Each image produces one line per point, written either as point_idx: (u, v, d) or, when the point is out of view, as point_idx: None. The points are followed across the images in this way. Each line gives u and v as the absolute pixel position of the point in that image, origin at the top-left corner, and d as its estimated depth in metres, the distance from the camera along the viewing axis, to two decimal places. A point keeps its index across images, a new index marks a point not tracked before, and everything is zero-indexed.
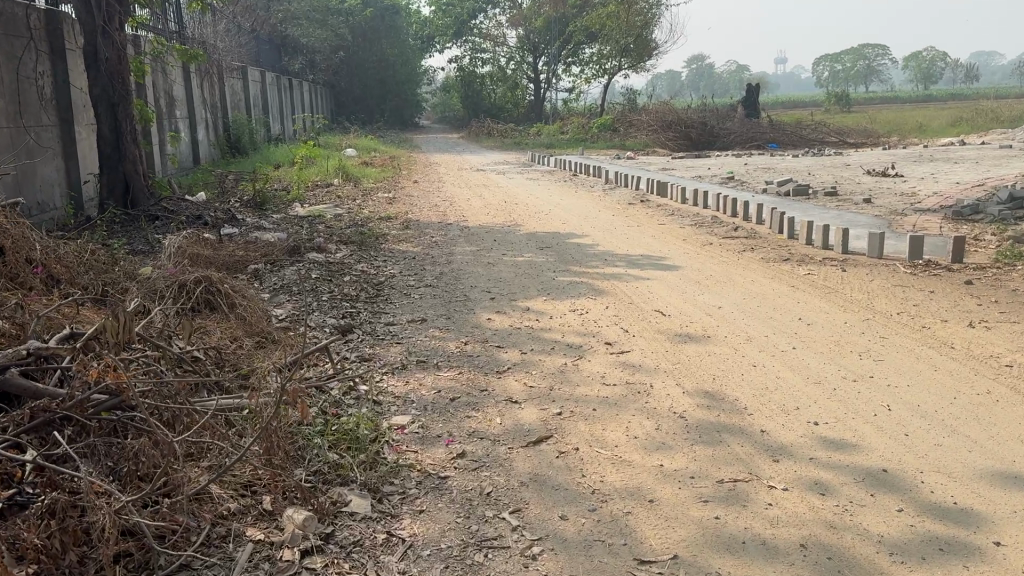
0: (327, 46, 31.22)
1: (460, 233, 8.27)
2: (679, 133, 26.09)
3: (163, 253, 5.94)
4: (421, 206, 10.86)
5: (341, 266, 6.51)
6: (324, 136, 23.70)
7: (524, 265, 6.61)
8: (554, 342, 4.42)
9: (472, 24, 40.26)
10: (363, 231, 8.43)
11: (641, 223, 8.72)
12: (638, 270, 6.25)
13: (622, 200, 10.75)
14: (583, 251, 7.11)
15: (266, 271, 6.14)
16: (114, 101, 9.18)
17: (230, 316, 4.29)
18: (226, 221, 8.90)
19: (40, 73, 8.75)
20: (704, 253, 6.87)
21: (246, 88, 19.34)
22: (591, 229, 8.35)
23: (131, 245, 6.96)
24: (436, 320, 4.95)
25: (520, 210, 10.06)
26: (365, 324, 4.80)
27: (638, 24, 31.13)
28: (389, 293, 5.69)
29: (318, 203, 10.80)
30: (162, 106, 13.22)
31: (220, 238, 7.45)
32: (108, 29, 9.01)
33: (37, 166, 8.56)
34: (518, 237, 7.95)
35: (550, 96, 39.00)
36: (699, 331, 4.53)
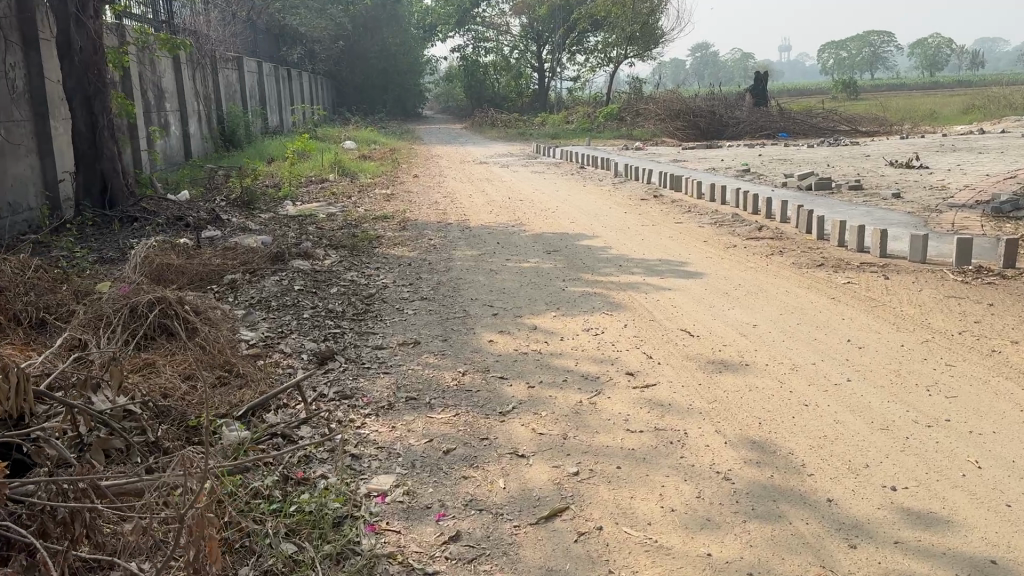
0: (327, 36, 30.54)
1: (461, 235, 7.67)
2: (688, 122, 25.38)
3: (127, 265, 5.37)
4: (420, 203, 10.24)
5: (328, 275, 5.90)
6: (323, 128, 23.08)
7: (529, 273, 5.99)
8: (567, 373, 3.79)
9: (474, 12, 39.43)
10: (355, 233, 7.81)
11: (655, 222, 8.08)
12: (657, 279, 5.61)
13: (633, 196, 10.11)
14: (595, 255, 6.48)
15: (243, 283, 5.55)
16: (89, 93, 8.56)
17: (189, 344, 3.70)
18: (209, 222, 8.32)
19: (11, 64, 8.14)
20: (727, 258, 6.24)
21: (240, 79, 18.68)
22: (602, 229, 7.73)
23: (100, 253, 6.37)
24: (430, 342, 4.34)
25: (525, 207, 9.44)
26: (348, 349, 4.20)
27: (645, 10, 30.37)
28: (379, 308, 5.08)
29: (311, 201, 10.19)
30: (149, 99, 12.62)
31: (198, 243, 6.85)
32: (81, 18, 8.38)
33: (8, 165, 7.96)
34: (523, 239, 7.34)
35: (554, 85, 38.29)
36: (734, 358, 3.90)
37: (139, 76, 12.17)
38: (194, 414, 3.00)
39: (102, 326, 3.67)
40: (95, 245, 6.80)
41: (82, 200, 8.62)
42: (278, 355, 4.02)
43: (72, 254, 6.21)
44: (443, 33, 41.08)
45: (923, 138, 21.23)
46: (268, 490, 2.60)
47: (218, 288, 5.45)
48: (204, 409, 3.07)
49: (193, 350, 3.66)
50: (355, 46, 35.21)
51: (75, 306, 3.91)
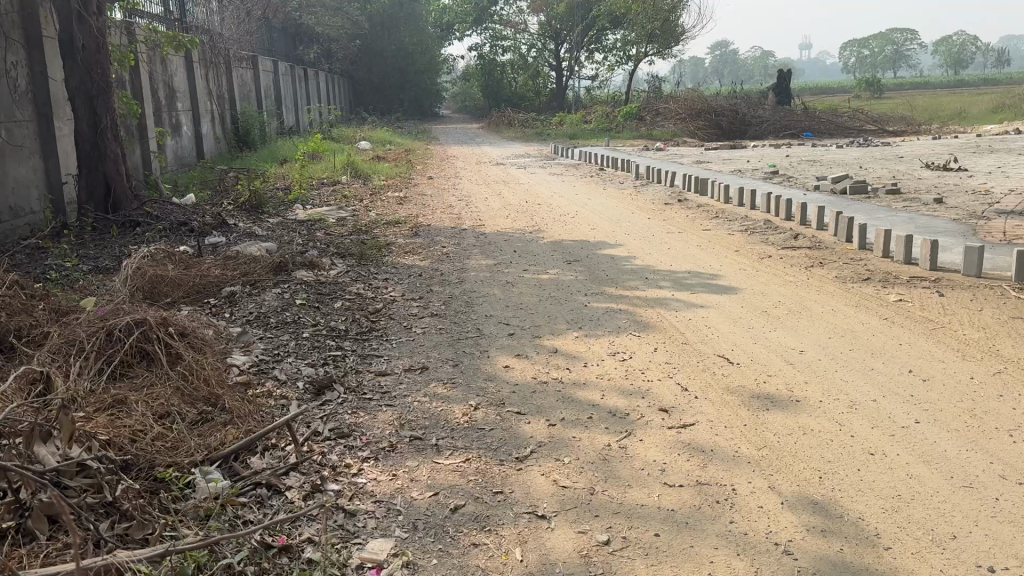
0: (344, 35, 30.28)
1: (476, 242, 7.27)
2: (709, 122, 24.84)
3: (117, 278, 4.98)
4: (434, 207, 9.84)
5: (333, 288, 5.50)
6: (339, 129, 22.80)
7: (549, 285, 5.56)
8: (592, 408, 3.36)
9: (492, 11, 39.01)
10: (365, 240, 7.42)
11: (681, 228, 7.62)
12: (688, 295, 5.16)
13: (657, 200, 9.65)
14: (618, 266, 6.04)
15: (241, 296, 5.15)
16: (93, 93, 8.15)
17: (170, 373, 3.29)
18: (214, 227, 7.98)
19: (12, 63, 7.79)
20: (763, 270, 5.79)
21: (255, 78, 18.36)
22: (625, 236, 7.29)
23: (94, 262, 6.02)
24: (440, 368, 3.92)
25: (543, 212, 9.02)
26: (348, 376, 3.79)
27: (666, 8, 29.84)
28: (386, 326, 4.69)
29: (321, 204, 9.81)
30: (160, 98, 12.31)
31: (198, 251, 6.48)
32: (84, 14, 7.99)
33: (8, 167, 7.62)
34: (542, 247, 6.92)
35: (573, 84, 37.85)
36: (783, 394, 3.45)
37: (150, 74, 11.87)
38: (165, 463, 2.59)
39: (73, 352, 3.26)
40: (92, 253, 6.45)
41: (84, 203, 8.23)
42: (270, 383, 3.61)
43: (64, 265, 5.84)
44: (461, 31, 40.68)
45: (953, 138, 20.61)
46: (243, 566, 2.19)
47: (214, 302, 5.04)
48: (178, 455, 2.66)
49: (175, 379, 3.26)
50: (372, 44, 34.87)
51: (48, 327, 3.51)
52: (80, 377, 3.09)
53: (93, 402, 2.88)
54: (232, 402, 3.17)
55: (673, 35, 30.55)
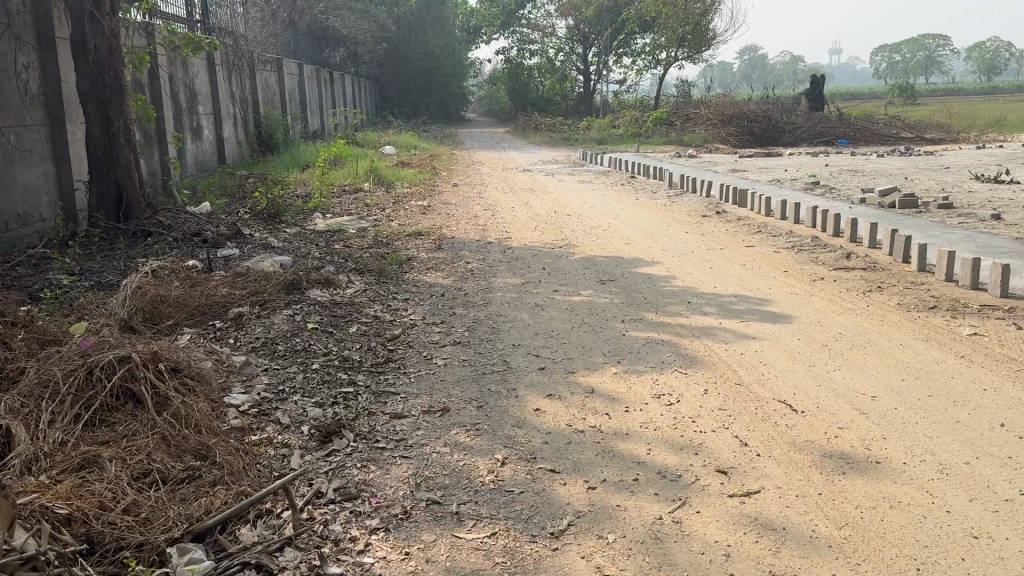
0: (370, 39, 30.09)
1: (503, 257, 6.85)
2: (741, 128, 24.26)
3: (116, 299, 4.63)
4: (459, 217, 9.46)
5: (348, 310, 5.10)
6: (364, 133, 22.56)
7: (581, 309, 5.13)
8: (637, 466, 2.91)
9: (520, 14, 38.63)
10: (386, 254, 7.03)
11: (722, 244, 7.14)
12: (735, 325, 4.69)
13: (692, 212, 9.17)
14: (656, 287, 5.59)
15: (249, 320, 4.77)
16: (105, 96, 7.85)
17: (156, 420, 2.90)
18: (229, 238, 7.65)
19: (22, 65, 7.52)
20: (815, 295, 5.31)
21: (280, 81, 18.14)
22: (662, 252, 6.83)
23: (98, 277, 5.70)
24: (462, 411, 3.47)
25: (573, 224, 8.59)
26: (359, 419, 3.36)
27: (697, 11, 29.26)
28: (404, 356, 4.26)
29: (342, 213, 9.46)
30: (181, 102, 12.06)
31: (208, 264, 6.14)
32: (96, 15, 7.68)
33: (17, 172, 7.36)
34: (572, 264, 6.49)
35: (600, 89, 37.36)
36: (859, 454, 2.98)
37: (171, 78, 11.61)
38: (134, 543, 2.19)
39: (47, 397, 2.89)
40: (98, 266, 6.14)
41: (95, 211, 7.94)
42: (272, 427, 3.20)
43: (67, 281, 5.54)
44: (488, 35, 40.35)
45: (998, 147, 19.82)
46: None
47: (220, 327, 4.67)
48: (152, 531, 2.26)
49: (160, 427, 2.86)
50: (399, 48, 34.68)
51: (23, 363, 3.15)
52: (51, 428, 2.71)
53: (60, 460, 2.50)
54: (223, 456, 2.77)
55: (704, 39, 29.94)
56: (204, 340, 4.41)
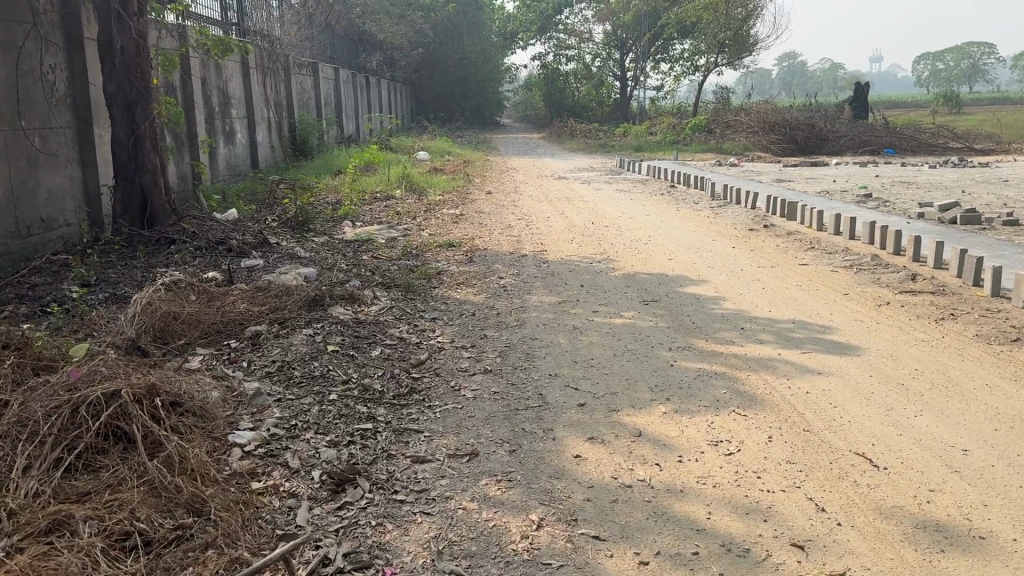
0: (407, 43, 29.97)
1: (539, 272, 6.48)
2: (783, 136, 23.62)
3: (125, 317, 4.33)
4: (492, 227, 9.11)
5: (373, 330, 4.74)
6: (399, 139, 22.38)
7: (623, 333, 4.72)
8: (698, 535, 2.49)
9: (557, 19, 38.24)
10: (415, 267, 6.69)
11: (773, 262, 6.67)
12: (796, 358, 4.24)
13: (738, 225, 8.69)
14: (705, 310, 5.17)
15: (266, 340, 4.44)
16: (131, 99, 7.61)
17: (146, 465, 2.56)
18: (255, 246, 7.38)
19: (49, 66, 7.32)
20: (880, 324, 4.84)
21: (315, 85, 17.98)
22: (708, 269, 6.41)
23: (114, 289, 5.44)
24: (492, 456, 3.08)
25: (612, 236, 8.19)
26: (376, 464, 2.98)
27: (739, 16, 28.60)
28: (431, 386, 3.88)
29: (372, 221, 9.17)
30: (213, 106, 11.87)
31: (229, 276, 5.85)
32: (124, 15, 7.44)
33: (41, 176, 7.16)
34: (613, 280, 6.10)
35: (637, 95, 36.84)
36: (958, 526, 2.54)
37: (203, 81, 11.42)
38: None
39: (26, 439, 2.58)
40: (116, 276, 5.89)
41: (119, 217, 7.72)
42: (279, 472, 2.85)
43: (82, 293, 5.28)
44: (524, 40, 40.04)
45: None
46: None
47: (234, 348, 4.35)
48: None
49: (150, 475, 2.53)
50: (435, 53, 34.56)
51: (7, 395, 2.85)
52: (25, 477, 2.39)
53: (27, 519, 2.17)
54: (218, 512, 2.42)
55: (745, 44, 29.27)
56: (216, 364, 4.10)
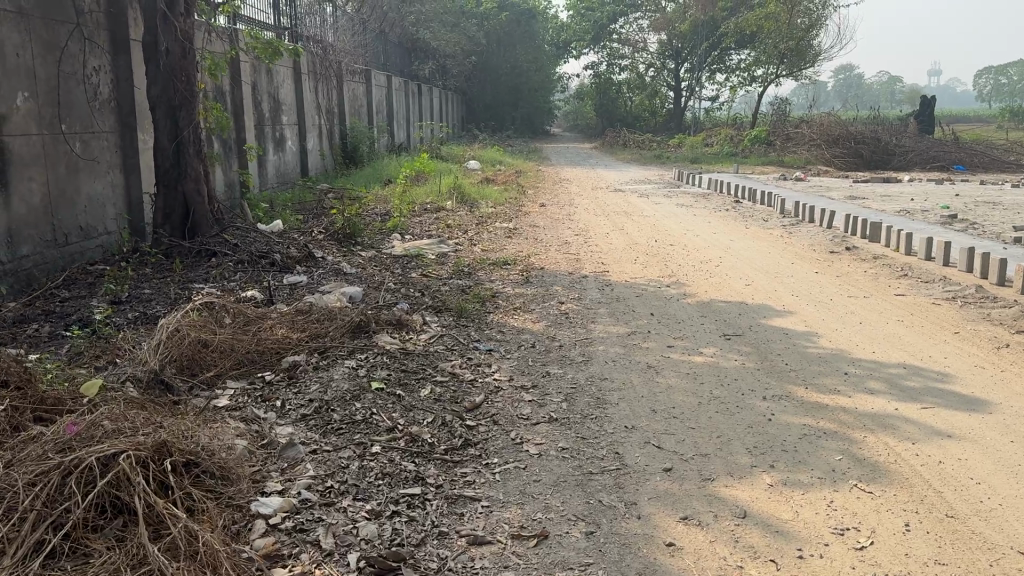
0: (460, 52, 29.74)
1: (603, 296, 5.93)
2: (847, 149, 22.61)
3: (147, 347, 3.92)
4: (548, 243, 8.60)
5: (422, 363, 4.23)
6: (450, 147, 22.05)
7: (706, 374, 4.14)
8: None
9: (611, 28, 37.60)
10: (467, 287, 6.19)
11: (864, 292, 6.01)
12: (917, 416, 3.60)
13: (817, 247, 8.00)
14: (796, 348, 4.56)
15: (304, 375, 3.97)
16: (175, 104, 7.28)
17: (146, 549, 2.08)
18: (300, 261, 6.99)
19: (93, 68, 7.05)
20: (1007, 372, 4.17)
21: (368, 92, 17.74)
22: (793, 298, 5.77)
23: (147, 308, 5.08)
24: (564, 539, 2.53)
25: (678, 256, 7.59)
26: (424, 549, 2.45)
27: (801, 26, 27.60)
28: (489, 437, 3.34)
29: (422, 235, 8.73)
30: (264, 112, 11.60)
31: (270, 295, 5.44)
32: (170, 15, 7.12)
33: (81, 182, 6.87)
34: (686, 308, 5.51)
35: (692, 105, 35.98)
36: None
37: (254, 87, 11.15)
38: None
39: (3, 515, 2.13)
40: (151, 293, 5.53)
41: (160, 226, 7.40)
42: (308, 555, 2.34)
43: (111, 313, 4.92)
44: (577, 49, 39.48)
45: None
46: None
47: (267, 383, 3.88)
48: None
49: (148, 563, 2.04)
50: (488, 62, 34.32)
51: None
52: None
53: None
54: None
55: (807, 54, 28.23)
56: (246, 403, 3.64)
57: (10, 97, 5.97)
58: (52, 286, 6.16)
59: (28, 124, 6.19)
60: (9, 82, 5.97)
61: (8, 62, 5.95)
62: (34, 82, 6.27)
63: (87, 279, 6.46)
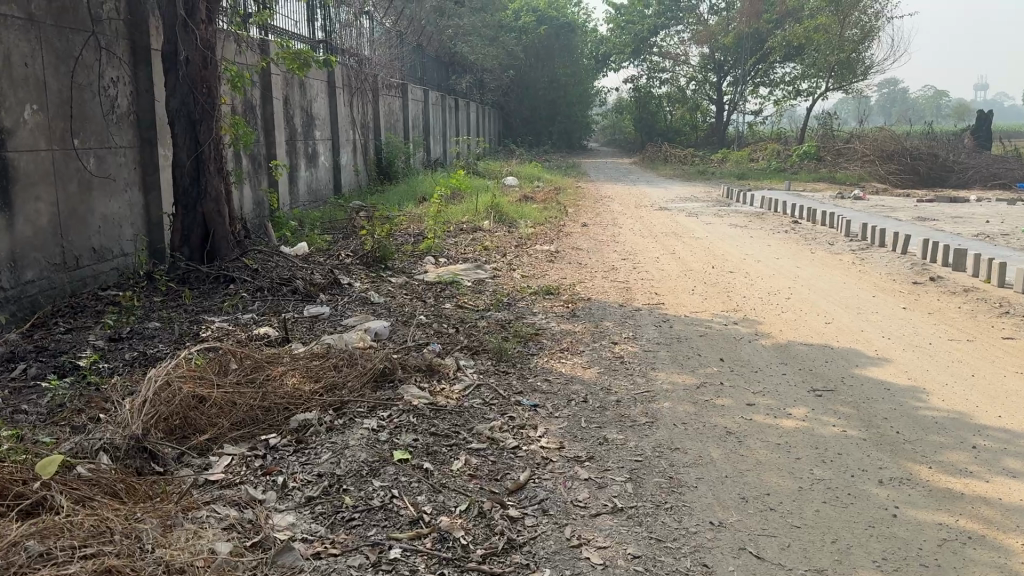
0: (497, 66, 29.25)
1: (662, 335, 5.22)
2: (902, 165, 21.58)
3: (131, 405, 3.32)
4: (595, 268, 7.91)
5: (455, 424, 3.54)
6: (487, 163, 21.51)
7: (800, 445, 3.40)
8: None
9: (652, 41, 36.71)
10: (507, 321, 5.54)
11: (965, 334, 5.20)
12: None
13: (895, 278, 7.20)
14: (903, 411, 3.81)
15: (314, 439, 3.31)
16: (194, 117, 6.75)
17: None
18: (324, 288, 6.40)
19: (110, 80, 6.56)
20: None
21: (404, 106, 17.26)
22: (883, 342, 5.00)
23: (149, 347, 4.51)
24: None
25: (741, 285, 6.85)
26: None
27: (853, 37, 26.54)
28: (538, 536, 2.64)
29: (458, 258, 8.11)
30: (297, 127, 11.11)
31: (287, 331, 4.83)
32: (190, 22, 6.61)
33: (95, 201, 6.37)
34: (761, 352, 4.78)
35: (735, 119, 35.06)
36: None
37: (286, 100, 10.66)
38: None
39: None
40: (157, 328, 4.95)
41: (177, 249, 6.87)
42: None
43: (106, 354, 4.36)
44: (617, 62, 38.72)
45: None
46: None
47: (271, 449, 3.24)
48: None
49: None
50: (526, 76, 33.82)
51: None
52: None
53: None
54: None
55: (857, 67, 27.17)
56: (244, 477, 2.99)
57: (16, 109, 5.46)
58: (56, 316, 5.64)
59: (37, 139, 5.68)
60: (16, 93, 5.45)
61: (14, 72, 5.44)
62: (44, 94, 5.76)
63: (95, 307, 5.93)
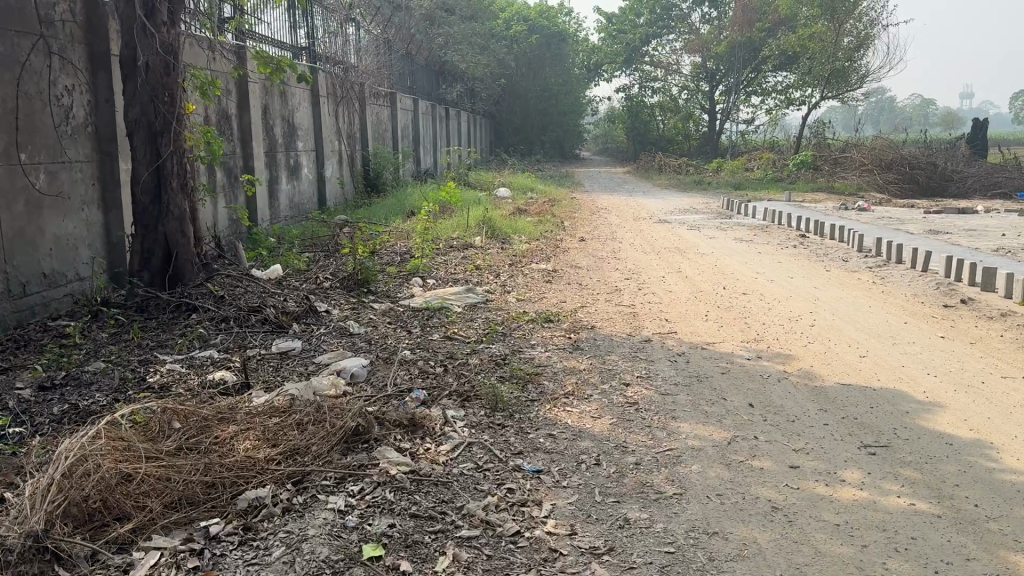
0: (487, 75, 28.67)
1: (677, 372, 4.60)
2: (902, 174, 21.08)
3: (38, 488, 2.66)
4: (597, 289, 7.30)
5: (441, 501, 2.90)
6: (479, 174, 20.91)
7: (862, 526, 2.78)
8: None
9: (644, 50, 36.22)
10: (504, 357, 4.91)
11: (1018, 369, 4.61)
12: None
13: (923, 300, 6.62)
14: (976, 473, 3.20)
15: (266, 526, 2.66)
16: (155, 128, 6.09)
17: None
18: (299, 317, 5.76)
19: (63, 88, 5.92)
20: None
21: (392, 116, 16.65)
22: (929, 380, 4.40)
23: (85, 396, 3.86)
24: None
25: (758, 310, 6.25)
26: None
27: (848, 45, 26.08)
28: None
29: (447, 279, 7.48)
30: (277, 138, 10.46)
31: (248, 373, 4.18)
32: (150, 24, 5.96)
33: (46, 221, 5.71)
34: (794, 394, 4.17)
35: (728, 128, 34.62)
36: None
37: (264, 110, 10.01)
38: None
39: None
40: (98, 372, 4.28)
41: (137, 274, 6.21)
42: None
43: (33, 408, 3.71)
44: (609, 71, 38.23)
45: None
46: None
47: (212, 541, 2.59)
48: None
49: None
50: (516, 85, 33.29)
51: None
52: None
53: None
54: None
55: (851, 76, 26.72)
56: None
57: None
58: None
59: None
60: None
61: None
62: None
63: (41, 341, 5.27)
